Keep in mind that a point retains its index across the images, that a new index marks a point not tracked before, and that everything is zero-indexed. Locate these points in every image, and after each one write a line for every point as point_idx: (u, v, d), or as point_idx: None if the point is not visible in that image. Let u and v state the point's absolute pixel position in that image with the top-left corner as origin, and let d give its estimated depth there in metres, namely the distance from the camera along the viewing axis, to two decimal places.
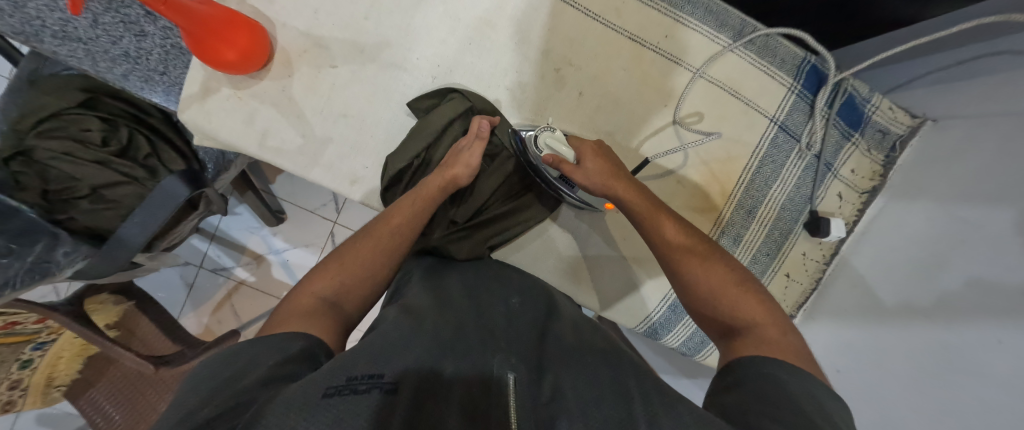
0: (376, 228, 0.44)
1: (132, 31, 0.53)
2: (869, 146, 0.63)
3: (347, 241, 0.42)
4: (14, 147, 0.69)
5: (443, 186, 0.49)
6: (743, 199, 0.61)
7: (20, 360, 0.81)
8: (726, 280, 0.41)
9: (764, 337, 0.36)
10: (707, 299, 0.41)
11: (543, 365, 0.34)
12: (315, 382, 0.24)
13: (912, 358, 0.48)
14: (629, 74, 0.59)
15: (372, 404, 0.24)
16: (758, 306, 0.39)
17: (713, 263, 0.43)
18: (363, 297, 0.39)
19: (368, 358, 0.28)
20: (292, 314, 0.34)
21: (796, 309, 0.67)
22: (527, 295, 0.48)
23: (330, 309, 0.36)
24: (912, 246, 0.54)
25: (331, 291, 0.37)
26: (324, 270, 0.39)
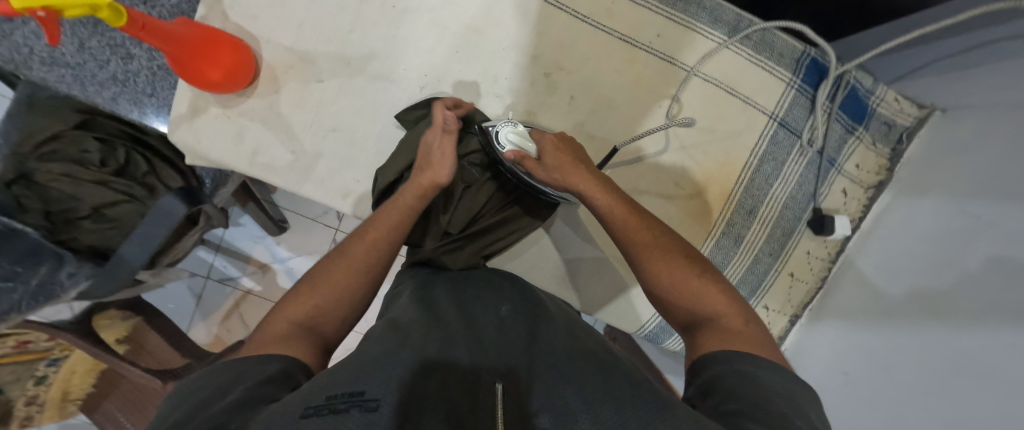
0: (351, 243, 0.40)
1: (118, 54, 0.53)
2: (874, 139, 0.61)
3: (322, 259, 0.39)
4: (16, 170, 0.69)
5: (422, 193, 0.45)
6: (743, 198, 0.60)
7: (36, 376, 0.84)
8: (688, 271, 0.39)
9: (728, 330, 0.35)
10: (672, 295, 0.38)
11: (532, 372, 0.33)
12: (292, 405, 0.23)
13: (922, 361, 0.46)
14: (622, 76, 0.57)
15: (350, 419, 0.23)
16: (720, 296, 0.37)
17: (670, 251, 0.40)
18: (341, 318, 0.36)
19: (351, 378, 0.27)
20: (263, 342, 0.31)
21: (802, 309, 0.65)
22: (520, 304, 0.46)
23: (305, 334, 0.33)
24: (924, 244, 0.51)
25: (305, 314, 0.34)
26: (297, 292, 0.36)
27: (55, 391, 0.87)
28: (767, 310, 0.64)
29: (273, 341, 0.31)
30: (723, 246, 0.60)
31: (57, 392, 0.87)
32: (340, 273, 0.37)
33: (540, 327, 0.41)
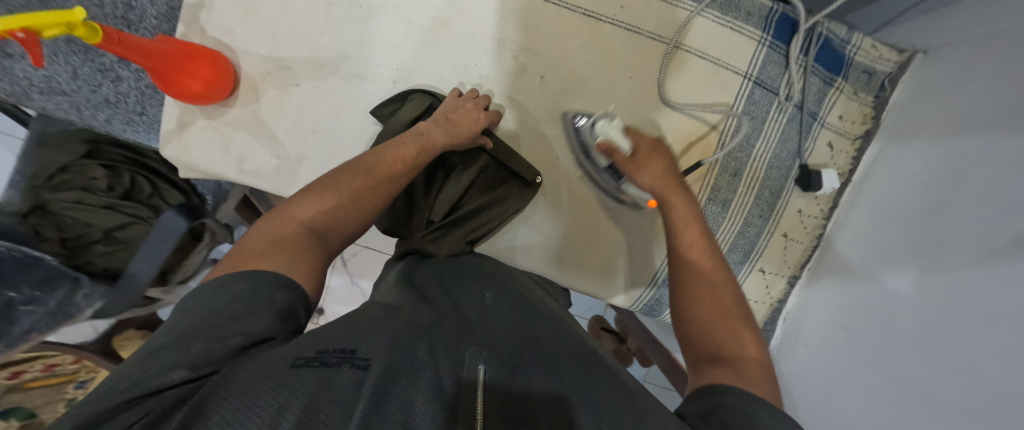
0: (371, 167, 0.43)
1: (108, 78, 0.56)
2: (855, 89, 0.59)
3: (338, 173, 0.42)
4: (32, 201, 0.73)
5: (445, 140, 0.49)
6: (726, 162, 0.59)
7: (66, 399, 0.84)
8: (726, 303, 0.37)
9: (742, 366, 0.32)
10: (702, 305, 0.37)
11: (516, 360, 0.33)
12: (282, 353, 0.25)
13: (922, 302, 0.45)
14: (590, 52, 0.57)
15: (340, 375, 0.25)
16: (749, 335, 0.35)
17: (717, 280, 0.39)
18: (348, 235, 0.39)
19: (346, 336, 0.29)
20: (282, 242, 0.34)
21: (800, 269, 0.64)
22: (505, 289, 0.46)
23: (315, 241, 0.36)
24: (913, 188, 0.50)
25: (320, 222, 0.37)
26: (319, 196, 0.39)
27: None
28: (762, 273, 0.63)
29: (292, 247, 0.34)
30: (710, 212, 0.60)
31: None
32: (362, 195, 0.40)
33: (534, 321, 0.39)
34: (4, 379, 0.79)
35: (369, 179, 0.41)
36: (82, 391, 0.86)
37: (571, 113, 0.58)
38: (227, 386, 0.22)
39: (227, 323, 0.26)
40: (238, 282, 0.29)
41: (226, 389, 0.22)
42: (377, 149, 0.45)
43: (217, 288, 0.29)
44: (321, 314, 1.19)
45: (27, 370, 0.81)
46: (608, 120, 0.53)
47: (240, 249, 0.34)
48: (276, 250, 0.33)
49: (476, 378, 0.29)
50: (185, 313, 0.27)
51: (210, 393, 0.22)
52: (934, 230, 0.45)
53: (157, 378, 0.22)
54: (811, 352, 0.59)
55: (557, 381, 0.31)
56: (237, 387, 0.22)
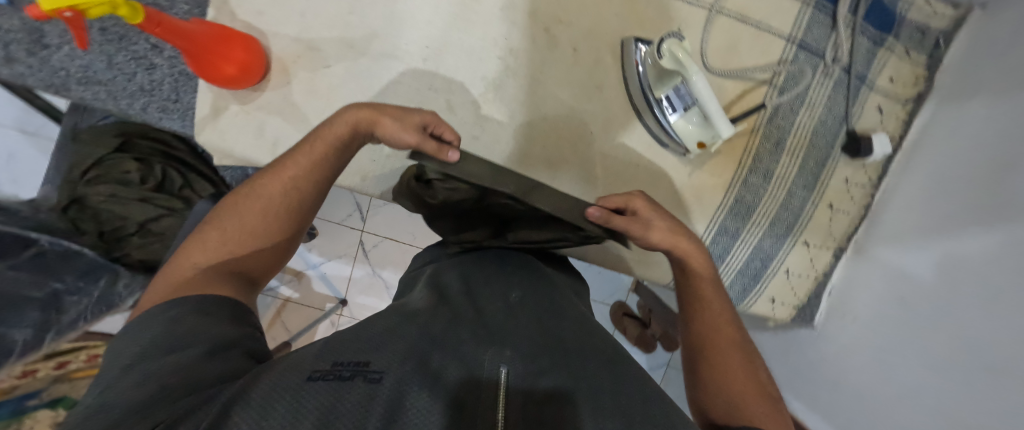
0: (264, 182, 0.40)
1: (143, 66, 0.56)
2: (907, 48, 0.56)
3: (229, 201, 0.39)
4: (69, 196, 0.74)
5: (348, 134, 0.42)
6: (770, 130, 0.57)
7: None
8: (749, 384, 0.39)
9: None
10: (729, 387, 0.39)
11: (542, 360, 0.31)
12: (298, 368, 0.25)
13: (986, 267, 0.42)
14: (625, 20, 0.56)
15: (352, 387, 0.23)
16: (774, 419, 0.36)
17: (745, 363, 0.41)
18: (260, 259, 0.39)
19: (358, 350, 0.28)
20: (180, 286, 0.33)
21: (846, 241, 0.62)
22: (529, 289, 0.45)
23: (227, 273, 0.35)
24: (975, 152, 0.47)
25: (219, 258, 0.36)
26: (205, 237, 0.37)
27: None
28: (807, 246, 0.61)
29: (195, 284, 0.33)
30: (751, 184, 0.58)
31: None
32: (257, 212, 0.38)
33: (559, 321, 0.39)
34: (52, 369, 0.80)
35: (260, 197, 0.39)
36: None
37: (631, 42, 0.54)
38: (251, 394, 0.22)
39: (183, 335, 0.27)
40: (170, 308, 0.29)
41: (246, 403, 0.21)
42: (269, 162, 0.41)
43: (141, 327, 0.28)
44: (346, 305, 1.21)
45: (72, 361, 0.84)
46: (676, 40, 0.48)
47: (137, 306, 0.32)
48: (175, 294, 0.32)
49: (498, 381, 0.27)
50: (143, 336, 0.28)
51: (238, 393, 0.22)
52: (1000, 191, 0.43)
53: (154, 387, 0.23)
54: (861, 325, 0.57)
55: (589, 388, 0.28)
56: (250, 396, 0.21)
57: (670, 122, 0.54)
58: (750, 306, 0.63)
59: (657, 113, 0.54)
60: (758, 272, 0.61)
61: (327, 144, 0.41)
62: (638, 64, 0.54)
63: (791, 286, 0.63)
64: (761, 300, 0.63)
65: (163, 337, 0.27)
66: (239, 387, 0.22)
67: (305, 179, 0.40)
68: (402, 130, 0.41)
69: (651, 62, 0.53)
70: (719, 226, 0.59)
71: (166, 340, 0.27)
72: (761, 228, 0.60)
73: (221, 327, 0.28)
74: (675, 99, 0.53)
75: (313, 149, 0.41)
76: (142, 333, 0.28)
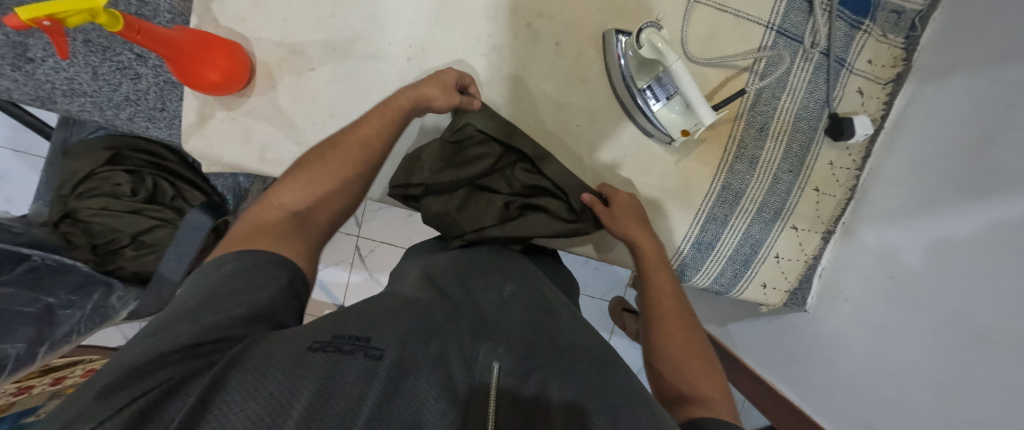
0: (344, 138, 0.45)
1: (128, 76, 0.56)
2: (884, 30, 0.57)
3: (314, 151, 0.44)
4: (61, 210, 0.74)
5: (411, 101, 0.48)
6: (753, 117, 0.57)
7: None
8: (692, 354, 0.41)
9: (713, 407, 0.34)
10: (673, 358, 0.41)
11: (530, 352, 0.32)
12: (300, 339, 0.27)
13: (977, 243, 0.42)
14: (605, 13, 0.56)
15: (352, 364, 0.25)
16: (715, 385, 0.38)
17: (689, 337, 0.44)
18: (331, 214, 0.42)
19: (359, 325, 0.30)
20: (265, 227, 0.37)
21: (834, 224, 0.62)
22: (522, 284, 0.46)
23: (297, 223, 0.39)
24: (955, 129, 0.48)
25: (300, 204, 0.41)
26: (294, 179, 0.42)
27: None
28: (795, 230, 0.62)
29: (272, 229, 0.37)
30: (737, 171, 0.59)
31: None
32: (335, 169, 0.43)
33: (551, 317, 0.39)
34: (47, 386, 0.78)
35: (339, 155, 0.43)
36: None
37: (612, 33, 0.54)
38: (242, 364, 0.24)
39: (235, 294, 0.30)
40: (223, 262, 0.33)
41: (242, 365, 0.24)
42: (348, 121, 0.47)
43: (215, 263, 0.33)
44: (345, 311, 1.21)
45: (68, 376, 0.82)
46: (654, 30, 0.49)
47: (235, 232, 0.38)
48: (257, 234, 0.36)
49: (490, 372, 0.29)
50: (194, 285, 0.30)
51: (230, 364, 0.24)
52: (982, 165, 0.44)
53: (168, 346, 0.24)
54: (852, 305, 0.57)
55: (574, 384, 0.29)
56: (245, 366, 0.24)
57: (653, 111, 0.54)
58: (740, 293, 0.64)
59: (641, 103, 0.54)
60: (748, 259, 0.62)
61: (393, 112, 0.47)
62: (619, 56, 0.54)
63: (781, 271, 0.63)
64: (752, 285, 0.63)
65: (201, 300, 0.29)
66: (235, 352, 0.25)
67: (374, 142, 0.45)
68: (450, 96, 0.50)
69: (632, 54, 0.53)
70: (707, 214, 0.60)
71: (212, 299, 0.29)
72: (750, 215, 0.60)
73: (253, 295, 0.30)
74: (658, 89, 0.53)
75: (383, 115, 0.47)
76: (211, 271, 0.32)
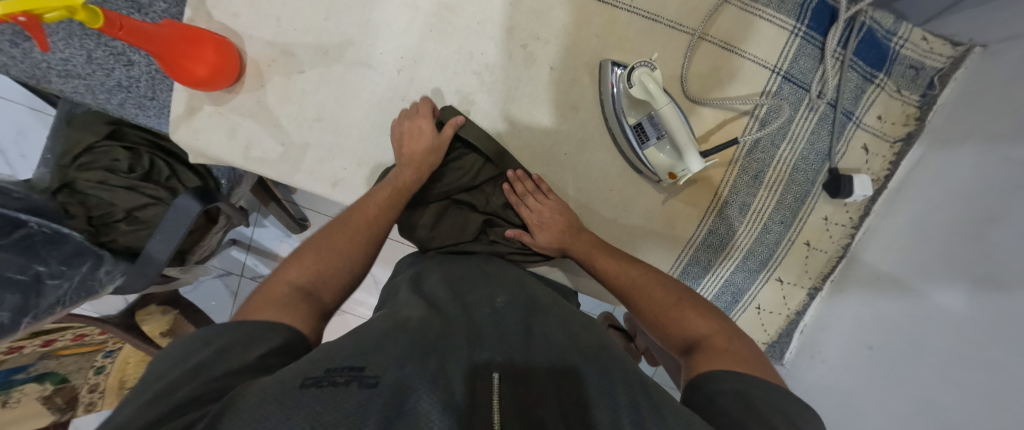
0: (352, 216, 0.47)
1: (120, 62, 0.56)
2: (898, 87, 0.54)
3: (323, 232, 0.46)
4: (60, 180, 0.76)
5: (415, 172, 0.52)
6: (748, 163, 0.55)
7: (94, 366, 0.92)
8: (668, 303, 0.42)
9: (713, 352, 0.36)
10: (658, 324, 0.42)
11: (527, 364, 0.34)
12: (293, 376, 0.27)
13: (964, 326, 0.40)
14: (604, 40, 0.54)
15: (348, 392, 0.26)
16: (704, 319, 0.40)
17: (652, 287, 0.45)
18: (337, 289, 0.42)
19: (351, 354, 0.31)
20: (273, 301, 0.37)
21: (822, 281, 0.60)
22: (512, 293, 0.46)
23: (306, 296, 0.39)
24: (957, 200, 0.45)
25: (307, 279, 0.41)
26: (303, 258, 0.42)
27: (113, 379, 0.95)
28: (780, 282, 0.60)
29: (280, 302, 0.37)
30: (726, 217, 0.57)
31: (115, 380, 0.94)
32: (343, 246, 0.45)
33: (540, 319, 0.41)
34: (38, 347, 0.83)
35: (349, 234, 0.46)
36: (109, 359, 0.94)
37: (608, 64, 0.52)
38: (241, 410, 0.24)
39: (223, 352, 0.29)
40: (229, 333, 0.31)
41: (236, 410, 0.24)
42: (354, 203, 0.50)
43: (228, 327, 0.32)
44: None
45: (58, 339, 0.85)
46: (647, 69, 0.48)
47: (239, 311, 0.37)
48: (265, 306, 0.36)
49: (490, 386, 0.29)
50: (208, 346, 0.30)
51: (220, 413, 0.24)
52: (978, 248, 0.41)
53: (167, 407, 0.24)
54: (827, 368, 0.55)
55: (580, 386, 0.30)
56: (241, 409, 0.24)
57: (644, 149, 0.52)
58: None
59: (631, 141, 0.52)
60: (729, 305, 0.60)
61: (399, 189, 0.50)
62: (613, 86, 0.52)
63: (761, 321, 0.61)
64: None
65: (212, 352, 0.29)
66: (224, 403, 0.24)
67: (379, 220, 0.48)
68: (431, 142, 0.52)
69: (625, 88, 0.51)
70: (690, 257, 0.58)
71: (232, 352, 0.29)
72: (734, 262, 0.58)
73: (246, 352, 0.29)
74: (648, 127, 0.51)
75: (387, 192, 0.50)
76: (223, 334, 0.31)
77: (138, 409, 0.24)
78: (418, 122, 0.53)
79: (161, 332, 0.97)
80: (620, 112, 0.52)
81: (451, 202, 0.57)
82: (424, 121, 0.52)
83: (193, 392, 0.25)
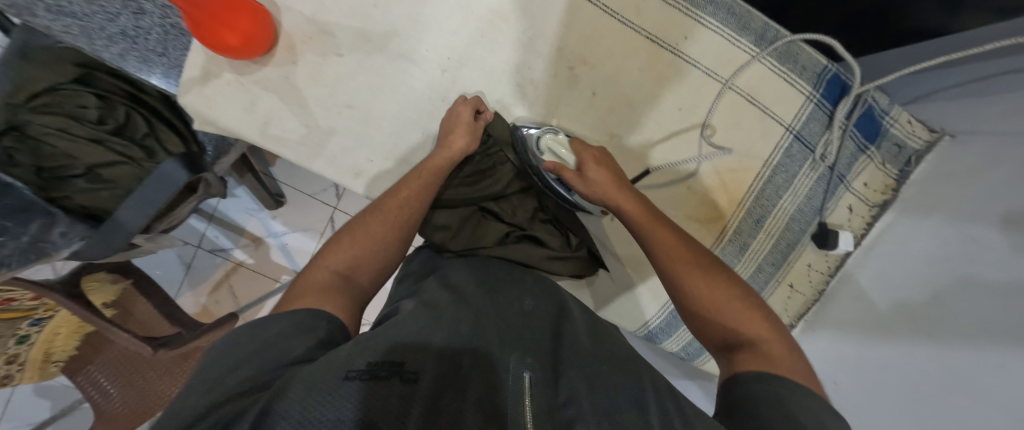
0: (385, 200, 0.47)
1: (130, 9, 0.55)
2: (883, 160, 0.62)
3: (358, 216, 0.46)
4: (8, 121, 0.64)
5: (450, 160, 0.51)
6: (753, 208, 0.61)
7: (17, 335, 0.81)
8: (730, 296, 0.40)
9: (767, 357, 0.35)
10: (706, 311, 0.40)
11: (558, 364, 0.34)
12: (335, 367, 0.25)
13: (919, 368, 0.48)
14: (644, 76, 0.57)
15: (391, 387, 0.25)
16: (764, 323, 0.38)
17: (713, 276, 0.41)
18: (374, 272, 0.43)
19: (388, 347, 0.29)
20: (315, 285, 0.38)
21: (797, 319, 0.67)
22: (539, 296, 0.46)
23: (345, 282, 0.40)
24: (919, 264, 0.53)
25: (345, 265, 0.42)
26: (339, 244, 0.43)
27: (36, 352, 0.84)
28: None
29: (322, 287, 0.38)
30: (727, 253, 0.62)
31: (39, 353, 0.84)
32: (375, 230, 0.44)
33: (569, 321, 0.41)
34: None
35: (379, 218, 0.45)
36: (37, 328, 0.83)
37: (518, 124, 0.57)
38: (288, 398, 0.22)
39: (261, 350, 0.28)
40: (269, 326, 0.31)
41: (284, 402, 0.22)
42: (388, 187, 0.49)
43: (263, 324, 0.31)
44: None
45: None
46: (552, 135, 0.54)
47: (285, 295, 0.38)
48: (310, 292, 0.37)
49: (523, 385, 0.28)
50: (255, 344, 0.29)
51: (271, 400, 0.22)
52: (933, 307, 0.49)
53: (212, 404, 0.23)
54: None
55: (608, 393, 0.30)
56: (289, 396, 0.23)
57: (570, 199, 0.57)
58: (702, 364, 0.67)
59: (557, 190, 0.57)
60: None
61: (429, 174, 0.50)
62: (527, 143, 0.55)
63: None
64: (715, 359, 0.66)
65: (256, 350, 0.28)
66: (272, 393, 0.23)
67: (410, 200, 0.47)
68: (465, 134, 0.52)
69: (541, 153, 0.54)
70: None
71: (282, 343, 0.29)
72: None
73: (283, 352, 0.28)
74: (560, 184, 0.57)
75: (420, 178, 0.50)
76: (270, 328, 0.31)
77: (193, 406, 0.24)
78: (457, 108, 0.53)
79: (106, 303, 0.88)
80: (529, 143, 0.55)
81: (478, 210, 0.57)
82: (464, 108, 0.53)
83: (234, 388, 0.25)
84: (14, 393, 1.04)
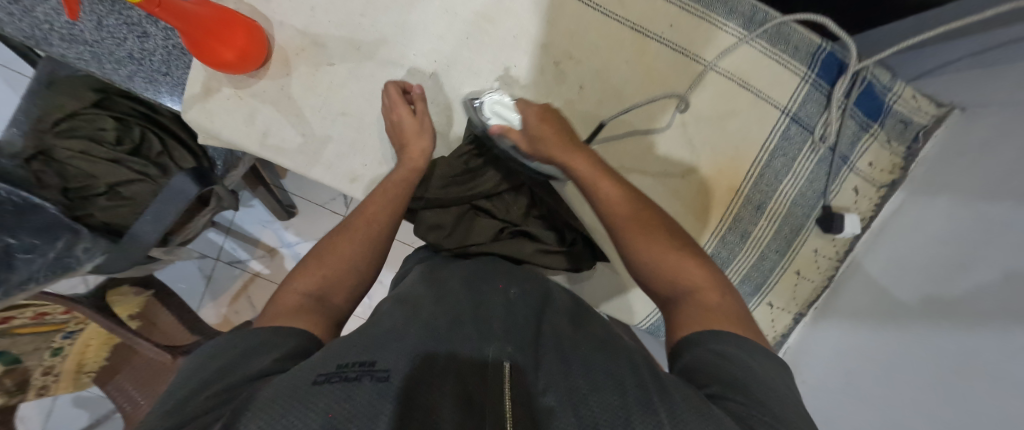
0: (353, 219, 0.47)
1: (135, 32, 0.58)
2: (888, 138, 0.60)
3: (328, 237, 0.46)
4: (37, 146, 0.69)
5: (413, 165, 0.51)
6: (752, 194, 0.59)
7: (52, 348, 0.84)
8: (670, 247, 0.40)
9: (705, 306, 0.36)
10: (651, 264, 0.40)
11: (538, 352, 0.33)
12: (306, 372, 0.26)
13: (931, 355, 0.46)
14: (632, 66, 0.56)
15: (360, 388, 0.25)
16: (701, 272, 0.39)
17: (656, 232, 0.41)
18: (349, 291, 0.42)
19: (363, 348, 0.30)
20: (285, 310, 0.37)
21: (807, 307, 0.67)
22: (525, 285, 0.46)
23: (317, 304, 0.39)
24: (931, 247, 0.51)
25: (315, 286, 0.41)
26: (308, 268, 0.42)
27: (70, 363, 0.90)
28: (770, 307, 0.65)
29: (293, 311, 0.37)
30: (728, 241, 0.60)
31: (72, 364, 0.90)
32: (343, 249, 0.44)
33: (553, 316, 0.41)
34: None
35: (347, 237, 0.45)
36: (69, 341, 0.87)
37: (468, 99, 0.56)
38: (257, 403, 0.23)
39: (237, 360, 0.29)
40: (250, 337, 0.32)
41: (253, 407, 0.23)
42: (356, 205, 0.49)
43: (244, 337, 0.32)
44: None
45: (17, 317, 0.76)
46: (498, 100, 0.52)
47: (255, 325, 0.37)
48: (278, 317, 0.36)
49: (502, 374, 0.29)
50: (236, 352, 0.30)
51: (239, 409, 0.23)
52: (948, 291, 0.46)
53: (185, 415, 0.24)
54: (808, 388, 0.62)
55: (594, 373, 0.30)
56: (256, 404, 0.23)
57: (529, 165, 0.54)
58: None
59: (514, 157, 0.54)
60: None
61: (394, 186, 0.49)
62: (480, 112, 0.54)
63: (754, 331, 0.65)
64: None
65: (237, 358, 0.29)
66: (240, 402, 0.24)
67: (376, 215, 0.47)
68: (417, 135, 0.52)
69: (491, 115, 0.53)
70: None
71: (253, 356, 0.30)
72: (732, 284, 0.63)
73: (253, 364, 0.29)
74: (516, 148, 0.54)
75: (386, 193, 0.49)
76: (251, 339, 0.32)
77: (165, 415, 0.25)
78: (396, 112, 0.52)
79: (132, 315, 0.92)
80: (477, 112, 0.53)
81: (471, 208, 0.57)
82: (400, 112, 0.52)
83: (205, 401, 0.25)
84: (54, 402, 1.10)
